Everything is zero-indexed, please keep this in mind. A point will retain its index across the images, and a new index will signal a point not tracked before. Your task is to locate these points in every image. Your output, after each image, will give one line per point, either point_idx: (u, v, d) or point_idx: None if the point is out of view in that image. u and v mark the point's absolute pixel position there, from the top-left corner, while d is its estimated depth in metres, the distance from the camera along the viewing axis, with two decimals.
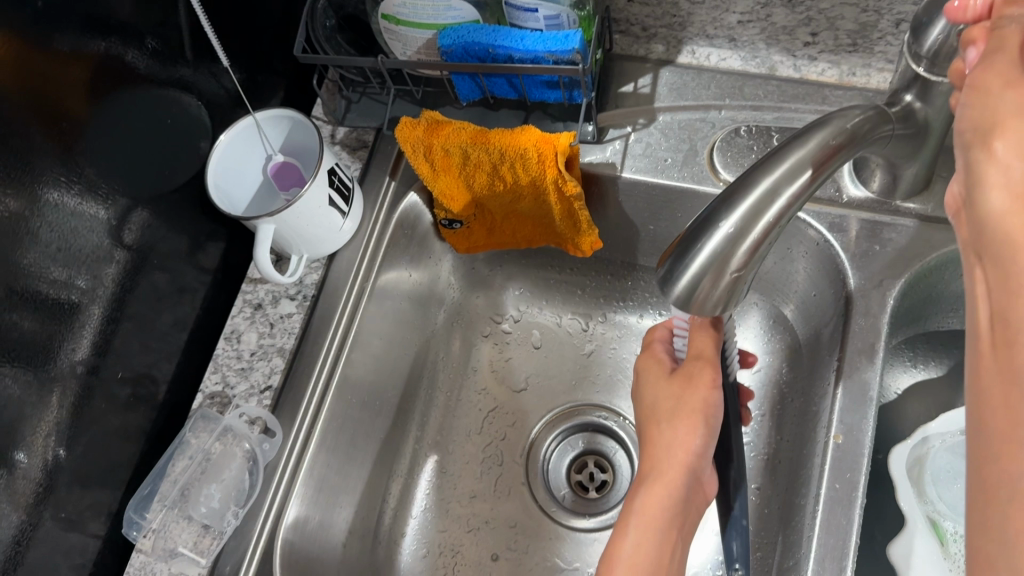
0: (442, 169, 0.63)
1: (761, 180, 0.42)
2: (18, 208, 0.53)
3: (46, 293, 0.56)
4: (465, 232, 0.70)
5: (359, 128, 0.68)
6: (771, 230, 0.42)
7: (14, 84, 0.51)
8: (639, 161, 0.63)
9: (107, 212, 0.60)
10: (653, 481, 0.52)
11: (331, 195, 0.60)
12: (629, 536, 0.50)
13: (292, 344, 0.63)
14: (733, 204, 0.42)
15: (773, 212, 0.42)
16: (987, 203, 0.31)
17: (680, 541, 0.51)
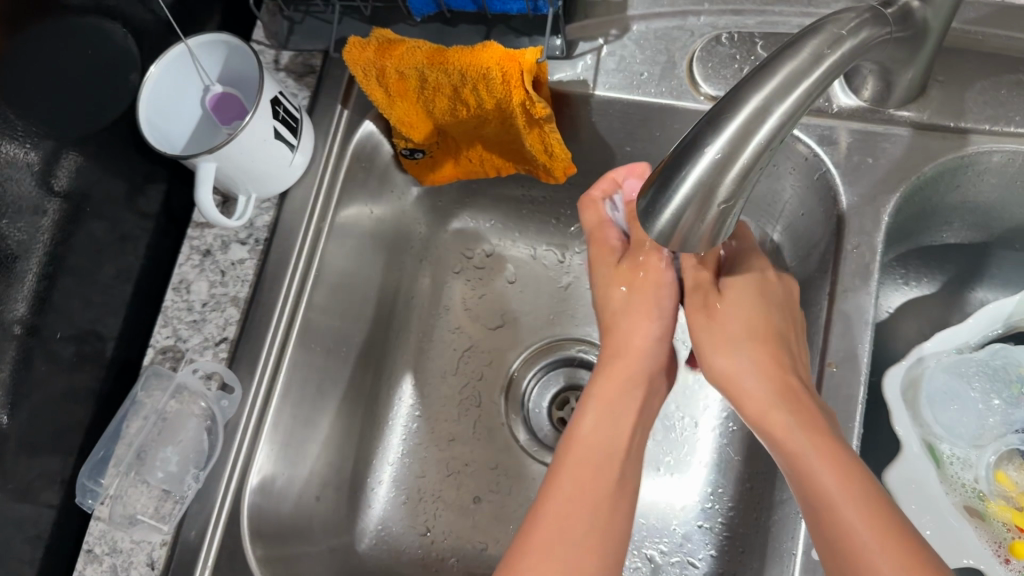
0: (399, 95, 0.57)
1: (751, 95, 0.37)
2: None
3: None
4: (428, 162, 0.65)
5: (305, 52, 0.62)
6: (762, 153, 0.38)
7: None
8: (612, 77, 0.58)
9: (32, 156, 0.54)
10: (617, 364, 0.54)
11: (276, 128, 0.55)
12: (588, 417, 0.52)
13: (247, 292, 0.58)
14: (719, 125, 0.37)
15: (765, 131, 0.37)
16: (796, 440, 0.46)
17: (642, 414, 0.54)
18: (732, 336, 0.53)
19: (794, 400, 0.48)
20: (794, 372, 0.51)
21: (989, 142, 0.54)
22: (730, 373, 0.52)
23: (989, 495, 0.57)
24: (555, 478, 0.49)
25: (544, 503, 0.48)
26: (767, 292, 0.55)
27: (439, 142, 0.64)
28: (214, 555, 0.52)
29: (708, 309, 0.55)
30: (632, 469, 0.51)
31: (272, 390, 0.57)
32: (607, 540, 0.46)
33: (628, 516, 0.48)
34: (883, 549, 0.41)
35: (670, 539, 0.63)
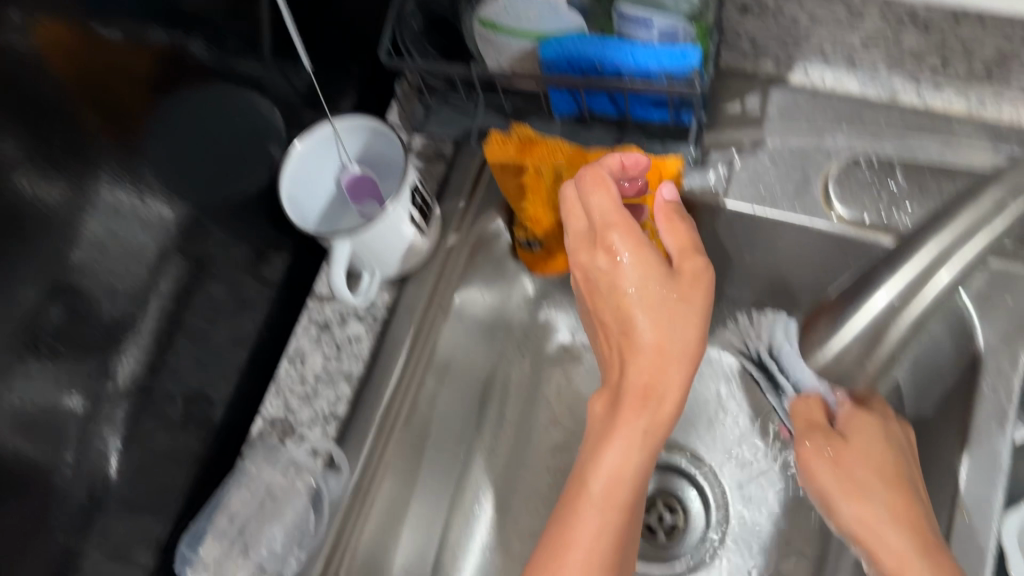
0: (531, 190, 0.58)
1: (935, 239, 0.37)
2: (68, 198, 0.47)
3: (89, 291, 0.50)
4: (544, 254, 0.65)
5: (437, 138, 0.63)
6: (943, 297, 0.37)
7: (71, 73, 0.46)
8: (745, 189, 0.58)
9: (166, 210, 0.55)
10: (637, 368, 0.50)
11: (412, 213, 0.56)
12: (611, 450, 0.49)
13: (360, 370, 0.58)
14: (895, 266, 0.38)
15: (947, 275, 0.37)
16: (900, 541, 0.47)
17: (615, 429, 0.50)
18: (860, 482, 0.52)
19: (889, 488, 0.50)
20: (922, 508, 0.49)
21: None
22: (868, 522, 0.49)
23: None
24: (614, 420, 0.50)
25: (569, 522, 0.48)
26: (890, 437, 0.53)
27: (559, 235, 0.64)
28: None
29: (844, 445, 0.54)
30: (625, 493, 0.49)
31: (378, 473, 0.56)
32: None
33: (604, 530, 0.47)
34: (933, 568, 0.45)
35: None
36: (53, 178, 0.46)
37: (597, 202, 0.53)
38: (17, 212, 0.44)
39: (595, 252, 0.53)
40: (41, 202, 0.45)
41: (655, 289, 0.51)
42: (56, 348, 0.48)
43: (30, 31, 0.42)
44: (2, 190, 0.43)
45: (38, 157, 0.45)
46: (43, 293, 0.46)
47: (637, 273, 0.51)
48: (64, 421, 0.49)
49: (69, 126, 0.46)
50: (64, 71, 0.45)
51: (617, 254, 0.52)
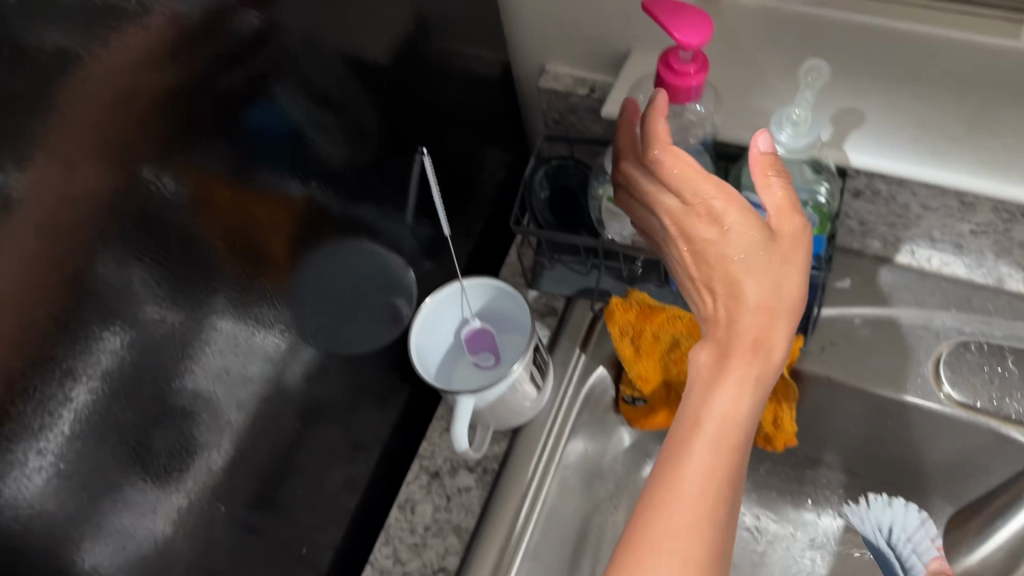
0: (647, 354, 0.59)
1: None
2: (179, 323, 0.42)
3: (195, 419, 0.45)
4: (647, 410, 0.66)
5: (551, 294, 0.66)
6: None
7: (219, 218, 0.42)
8: (854, 366, 0.60)
9: (281, 342, 0.52)
10: (745, 324, 0.43)
11: (531, 372, 0.58)
12: (703, 446, 0.40)
13: (470, 523, 0.59)
14: None
15: None
16: None
17: (712, 388, 0.42)
18: None
19: None
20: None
21: None
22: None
23: None
24: (721, 369, 0.43)
25: (667, 494, 0.40)
26: None
27: (664, 394, 0.65)
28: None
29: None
30: (728, 462, 0.40)
31: None
32: (672, 519, 0.39)
33: (715, 494, 0.39)
34: None
35: None
36: (168, 302, 0.40)
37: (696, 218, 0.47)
38: (142, 347, 0.39)
39: (700, 221, 0.46)
40: (156, 326, 0.40)
41: (761, 255, 0.44)
42: (167, 475, 0.44)
43: (179, 171, 0.38)
44: (127, 319, 0.38)
45: (167, 283, 0.40)
46: (150, 428, 0.41)
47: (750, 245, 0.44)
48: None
49: (202, 263, 0.42)
50: (217, 214, 0.42)
51: (724, 219, 0.45)
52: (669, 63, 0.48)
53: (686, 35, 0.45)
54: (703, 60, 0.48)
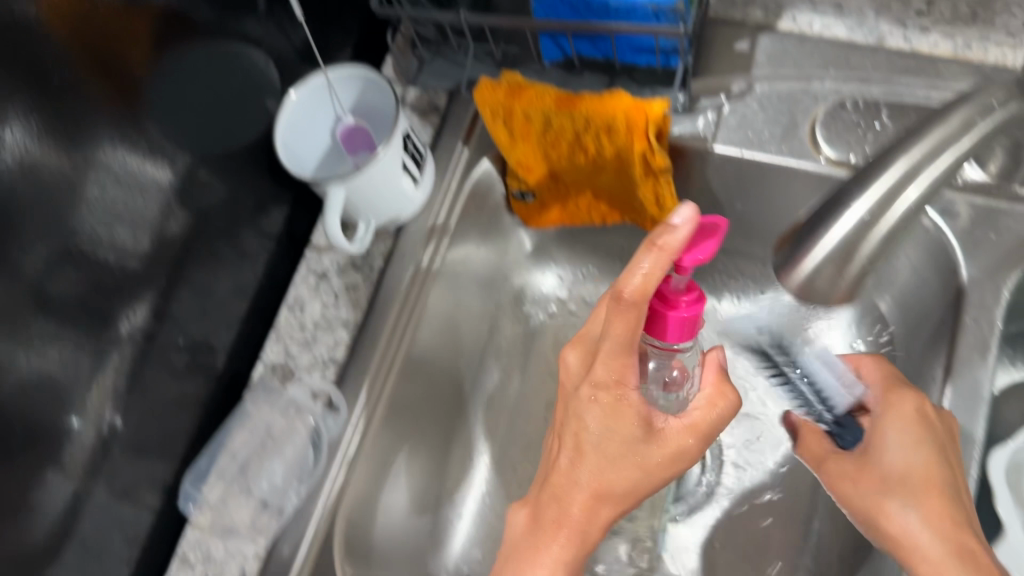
0: (521, 135, 0.59)
1: (899, 159, 0.38)
2: (72, 165, 0.49)
3: (103, 257, 0.52)
4: (536, 206, 0.67)
5: (431, 90, 0.64)
6: (909, 215, 0.39)
7: (71, 36, 0.47)
8: (733, 134, 0.59)
9: (167, 177, 0.56)
10: (585, 476, 0.44)
11: (404, 160, 0.56)
12: (581, 469, 0.44)
13: (358, 317, 0.60)
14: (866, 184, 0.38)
15: (913, 195, 0.38)
16: (904, 513, 0.46)
17: (572, 412, 0.45)
18: (885, 472, 0.48)
19: (913, 492, 0.46)
20: (969, 529, 0.44)
21: None
22: (903, 537, 0.45)
23: None
24: (537, 538, 0.44)
25: (559, 489, 0.45)
26: (924, 431, 0.47)
27: (551, 187, 0.65)
28: (311, 554, 0.53)
29: (865, 461, 0.50)
30: (616, 475, 0.44)
31: (373, 418, 0.57)
32: (569, 522, 0.44)
33: (617, 474, 0.44)
34: (930, 522, 0.45)
35: None
36: (57, 145, 0.47)
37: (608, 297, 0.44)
38: (32, 181, 0.46)
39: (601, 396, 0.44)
40: (46, 166, 0.47)
41: (606, 370, 0.44)
42: (51, 299, 0.49)
43: None
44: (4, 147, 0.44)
45: (48, 128, 0.47)
46: (52, 257, 0.48)
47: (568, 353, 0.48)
48: (66, 370, 0.51)
49: (85, 107, 0.49)
50: (74, 34, 0.47)
51: (628, 381, 0.44)
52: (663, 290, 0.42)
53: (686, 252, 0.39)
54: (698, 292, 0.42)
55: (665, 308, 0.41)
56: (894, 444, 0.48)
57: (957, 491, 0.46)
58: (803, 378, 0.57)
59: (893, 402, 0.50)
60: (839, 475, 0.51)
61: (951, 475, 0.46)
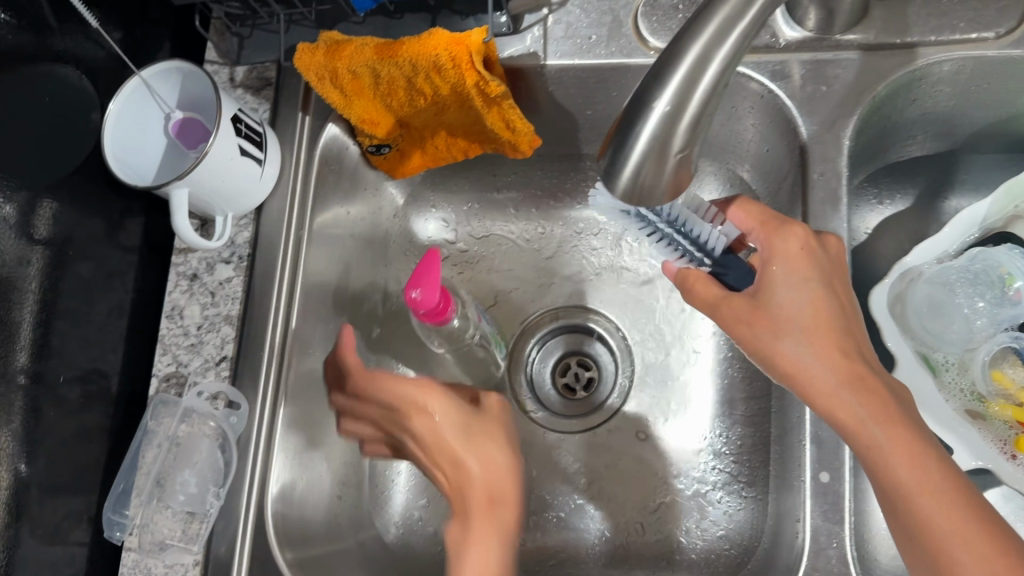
0: (355, 93, 0.58)
1: (689, 47, 0.39)
2: None
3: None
4: (396, 155, 0.65)
5: (258, 65, 0.63)
6: (710, 95, 0.40)
7: None
8: (562, 45, 0.60)
9: (12, 211, 0.55)
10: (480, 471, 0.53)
11: (241, 144, 0.56)
12: (473, 455, 0.54)
13: (238, 310, 0.59)
14: (664, 79, 0.39)
15: (709, 77, 0.39)
16: (799, 348, 0.47)
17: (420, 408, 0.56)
18: (785, 316, 0.48)
19: (814, 334, 0.47)
20: (857, 352, 0.47)
21: (936, 53, 0.54)
22: (796, 370, 0.47)
23: (989, 397, 0.59)
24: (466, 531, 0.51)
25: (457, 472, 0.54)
26: (808, 269, 0.49)
27: (404, 134, 0.63)
28: (248, 543, 0.55)
29: (758, 303, 0.49)
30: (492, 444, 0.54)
31: (277, 405, 0.58)
32: (499, 486, 0.52)
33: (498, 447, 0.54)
34: (823, 359, 0.47)
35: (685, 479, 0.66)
36: None
37: (437, 402, 0.56)
38: None
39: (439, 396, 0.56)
40: None
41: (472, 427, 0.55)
42: None
43: None
44: None
45: None
46: None
47: (439, 424, 0.55)
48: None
49: None
50: None
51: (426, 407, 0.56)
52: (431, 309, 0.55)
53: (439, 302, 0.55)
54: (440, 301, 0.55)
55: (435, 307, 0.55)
56: (790, 291, 0.49)
57: (847, 330, 0.48)
58: (679, 232, 0.56)
59: (778, 236, 0.51)
60: (736, 322, 0.50)
61: (835, 312, 0.48)
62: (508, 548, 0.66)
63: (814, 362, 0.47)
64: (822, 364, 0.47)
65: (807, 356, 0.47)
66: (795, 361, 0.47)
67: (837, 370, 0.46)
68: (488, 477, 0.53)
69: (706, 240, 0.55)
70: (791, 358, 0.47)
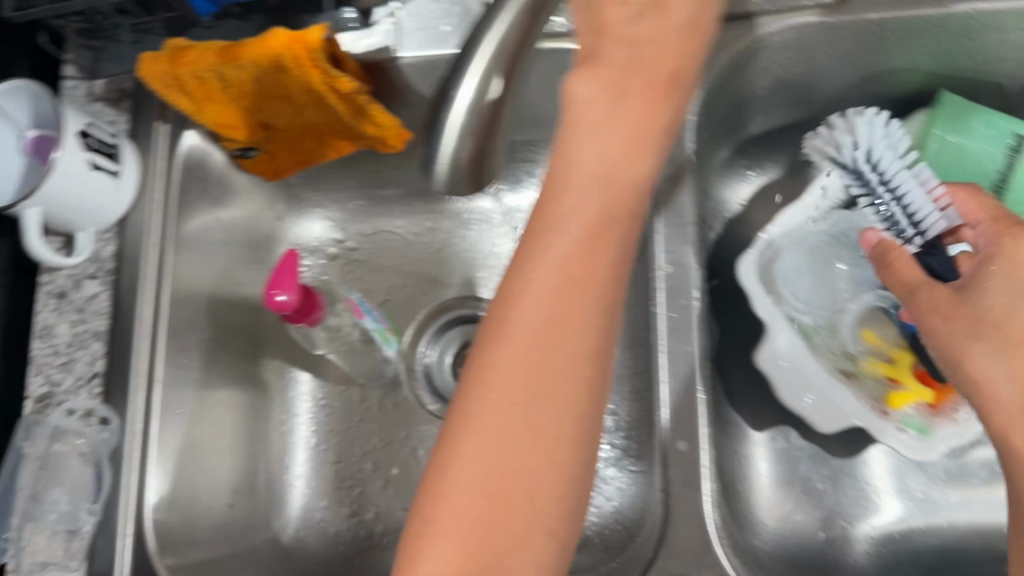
0: (203, 97, 0.57)
1: (484, 35, 0.40)
2: None
3: None
4: (265, 158, 0.65)
5: (116, 77, 0.62)
6: (508, 80, 0.41)
7: None
8: (416, 36, 0.59)
9: None
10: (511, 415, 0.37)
11: (91, 158, 0.55)
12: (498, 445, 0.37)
13: (107, 325, 0.58)
14: (463, 69, 0.40)
15: (504, 64, 0.41)
16: (989, 361, 0.44)
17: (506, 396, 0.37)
18: (982, 315, 0.46)
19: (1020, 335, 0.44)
20: None
21: (774, 22, 0.55)
22: (983, 383, 0.44)
23: (858, 355, 0.61)
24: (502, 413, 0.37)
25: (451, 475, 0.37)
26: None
27: (269, 137, 0.63)
28: (129, 561, 0.55)
29: (962, 299, 0.47)
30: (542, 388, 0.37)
31: (150, 414, 0.58)
32: (628, 183, 0.38)
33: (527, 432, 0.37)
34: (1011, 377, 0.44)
35: None
36: None
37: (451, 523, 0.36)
38: None
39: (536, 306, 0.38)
40: None
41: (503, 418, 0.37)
42: None
43: None
44: None
45: None
46: None
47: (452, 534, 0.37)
48: None
49: None
50: None
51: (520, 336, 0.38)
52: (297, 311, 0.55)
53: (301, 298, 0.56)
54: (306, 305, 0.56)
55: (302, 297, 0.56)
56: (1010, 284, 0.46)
57: None
58: (894, 199, 0.52)
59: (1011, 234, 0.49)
60: (932, 320, 0.47)
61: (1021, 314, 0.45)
62: None
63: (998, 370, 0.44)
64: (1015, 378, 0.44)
65: (994, 369, 0.44)
66: (979, 369, 0.45)
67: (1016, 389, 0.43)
68: (605, 162, 0.38)
69: (922, 221, 0.52)
70: (976, 368, 0.45)
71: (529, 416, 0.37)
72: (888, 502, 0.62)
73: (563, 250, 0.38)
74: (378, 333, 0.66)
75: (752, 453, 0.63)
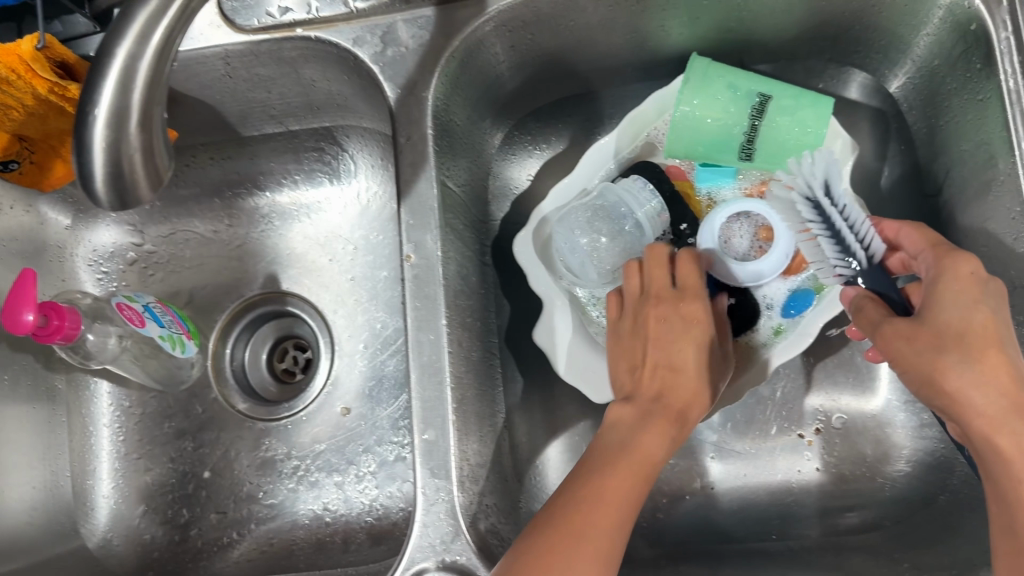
0: None
1: (118, 43, 0.38)
2: None
3: None
4: (32, 169, 0.62)
5: None
6: (154, 87, 0.39)
7: None
8: None
9: None
10: (596, 521, 0.43)
11: None
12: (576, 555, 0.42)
13: None
14: (99, 82, 0.38)
15: (143, 69, 0.39)
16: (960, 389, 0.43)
17: (585, 537, 0.43)
18: (941, 339, 0.44)
19: (977, 352, 0.43)
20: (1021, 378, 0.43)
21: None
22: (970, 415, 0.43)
23: None
24: (564, 543, 0.42)
25: (564, 534, 0.43)
26: (978, 281, 0.45)
27: (29, 147, 0.61)
28: None
29: (921, 323, 0.45)
30: (615, 493, 0.45)
31: None
32: (686, 411, 0.51)
33: (618, 524, 0.44)
34: (986, 395, 0.43)
35: (385, 450, 0.67)
36: None
37: None
38: None
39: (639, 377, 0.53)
40: None
41: (592, 499, 0.44)
42: None
43: None
44: None
45: None
46: None
47: None
48: None
49: None
50: None
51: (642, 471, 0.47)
52: (48, 329, 0.55)
53: (52, 312, 0.55)
54: (55, 323, 0.55)
55: (53, 313, 0.55)
56: (952, 303, 0.45)
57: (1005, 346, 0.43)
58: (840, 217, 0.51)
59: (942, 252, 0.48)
60: (905, 357, 0.45)
61: (1005, 332, 0.44)
62: (225, 539, 0.67)
63: (974, 398, 0.43)
64: (984, 402, 0.43)
65: (972, 399, 0.43)
66: (957, 398, 0.43)
67: (998, 410, 0.43)
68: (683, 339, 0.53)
69: (868, 243, 0.51)
70: (965, 403, 0.43)
71: (584, 518, 0.43)
72: (692, 468, 0.63)
73: (630, 439, 0.48)
74: (167, 339, 0.64)
75: (540, 428, 0.63)
